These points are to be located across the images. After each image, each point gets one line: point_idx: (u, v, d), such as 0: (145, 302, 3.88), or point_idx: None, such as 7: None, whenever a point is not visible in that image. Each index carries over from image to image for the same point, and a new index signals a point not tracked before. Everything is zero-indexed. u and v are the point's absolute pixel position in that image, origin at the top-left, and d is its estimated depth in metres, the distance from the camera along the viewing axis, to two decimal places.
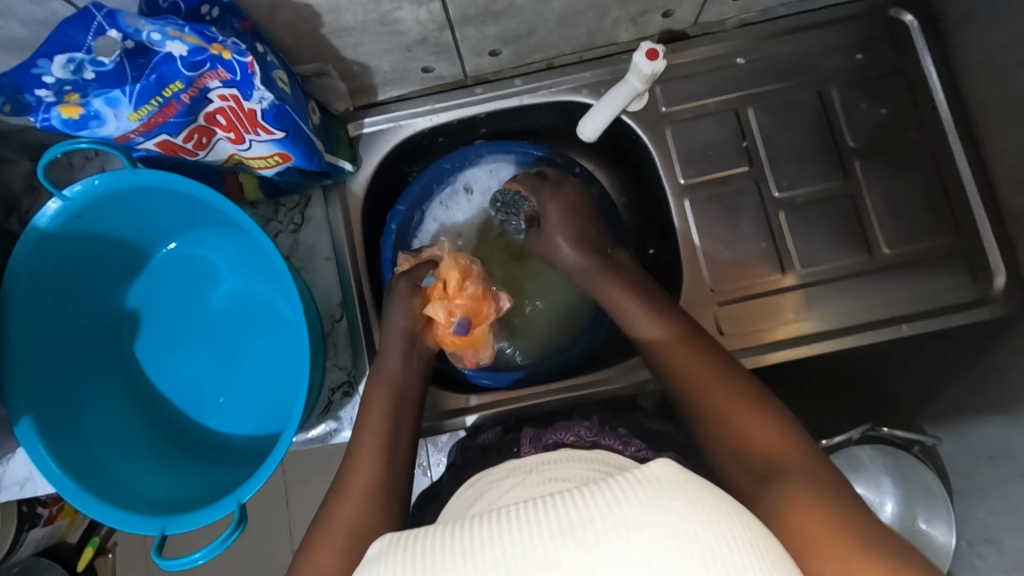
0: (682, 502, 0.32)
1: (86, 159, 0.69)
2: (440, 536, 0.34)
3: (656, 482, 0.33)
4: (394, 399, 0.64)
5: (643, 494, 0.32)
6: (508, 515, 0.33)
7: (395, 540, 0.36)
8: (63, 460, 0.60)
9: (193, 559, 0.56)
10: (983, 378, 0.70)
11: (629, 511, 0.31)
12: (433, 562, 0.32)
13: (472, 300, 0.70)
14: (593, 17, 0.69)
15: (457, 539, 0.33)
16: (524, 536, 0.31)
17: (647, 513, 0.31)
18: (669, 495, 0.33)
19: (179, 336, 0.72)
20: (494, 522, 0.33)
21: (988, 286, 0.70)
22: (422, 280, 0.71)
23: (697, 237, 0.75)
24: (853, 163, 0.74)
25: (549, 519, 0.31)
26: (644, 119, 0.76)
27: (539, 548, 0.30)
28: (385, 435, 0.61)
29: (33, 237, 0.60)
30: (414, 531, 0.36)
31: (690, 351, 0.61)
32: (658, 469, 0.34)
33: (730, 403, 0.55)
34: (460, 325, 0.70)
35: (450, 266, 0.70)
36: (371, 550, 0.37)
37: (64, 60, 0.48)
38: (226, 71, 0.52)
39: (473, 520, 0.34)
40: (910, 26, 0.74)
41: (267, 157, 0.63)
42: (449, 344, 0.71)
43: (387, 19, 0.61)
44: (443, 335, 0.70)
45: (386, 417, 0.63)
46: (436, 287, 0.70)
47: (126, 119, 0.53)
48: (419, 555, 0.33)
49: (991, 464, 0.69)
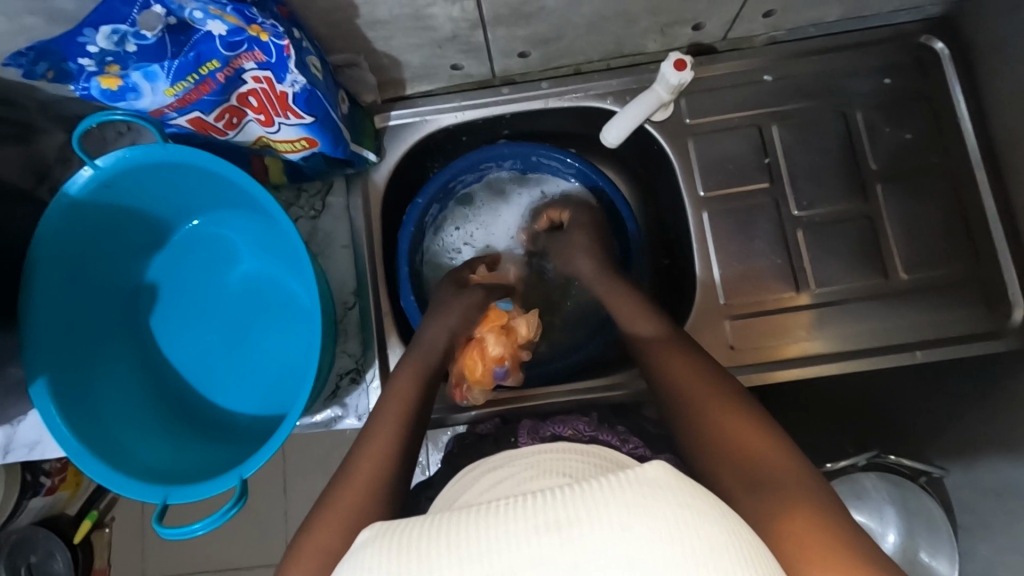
0: (673, 507, 0.32)
1: (119, 134, 0.71)
2: (429, 527, 0.34)
3: (643, 482, 0.33)
4: (420, 388, 0.64)
5: (631, 495, 0.32)
6: (496, 510, 0.33)
7: (384, 528, 0.36)
8: (72, 423, 0.61)
9: (192, 530, 0.57)
10: (995, 416, 0.69)
11: (613, 509, 0.31)
12: (423, 555, 0.32)
13: (519, 354, 0.76)
14: (622, 25, 0.70)
15: (442, 531, 0.33)
16: (511, 529, 0.31)
17: (632, 513, 0.31)
18: (658, 497, 0.32)
19: (194, 313, 0.73)
20: (482, 514, 0.33)
21: (1006, 318, 0.70)
22: (495, 303, 0.77)
23: (713, 249, 0.75)
24: (874, 187, 0.74)
25: (536, 515, 0.32)
26: (666, 129, 0.76)
27: (524, 542, 0.31)
28: (402, 425, 0.60)
29: (63, 203, 0.61)
30: (406, 519, 0.36)
31: (671, 348, 0.62)
32: (650, 471, 0.34)
33: (720, 403, 0.54)
34: (499, 369, 0.73)
35: (524, 320, 0.77)
36: (360, 535, 0.38)
37: (109, 31, 0.49)
38: (262, 53, 0.53)
39: (462, 511, 0.34)
40: (940, 53, 0.75)
41: (293, 141, 0.64)
42: (470, 362, 0.72)
43: (420, 14, 0.62)
44: (480, 359, 0.72)
45: (402, 399, 0.62)
46: (502, 319, 0.75)
47: (162, 94, 0.55)
48: (407, 542, 0.33)
49: (998, 500, 0.67)
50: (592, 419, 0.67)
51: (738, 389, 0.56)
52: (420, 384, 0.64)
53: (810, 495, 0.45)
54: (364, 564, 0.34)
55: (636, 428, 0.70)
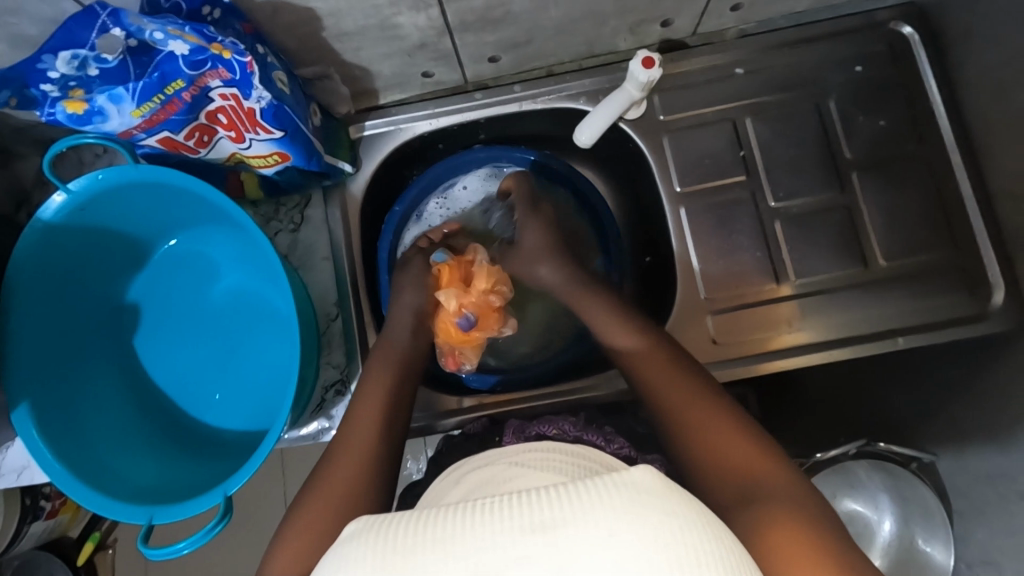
0: (659, 511, 0.32)
1: (96, 156, 0.71)
2: (415, 522, 0.33)
3: (635, 486, 0.33)
4: (392, 393, 0.63)
5: (618, 499, 0.32)
6: (486, 507, 0.32)
7: (372, 520, 0.36)
8: (55, 447, 0.61)
9: (177, 549, 0.57)
10: (982, 402, 0.68)
11: (605, 514, 0.31)
12: (404, 551, 0.32)
13: (488, 301, 0.73)
14: (590, 26, 0.69)
15: (433, 526, 0.32)
16: (498, 529, 0.31)
17: (622, 519, 0.31)
18: (646, 504, 0.32)
19: (176, 331, 0.73)
20: (468, 512, 0.33)
21: (987, 302, 0.69)
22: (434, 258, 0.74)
23: (692, 243, 0.75)
24: (850, 175, 0.74)
25: (523, 514, 0.32)
26: (641, 127, 0.77)
27: (512, 543, 0.31)
28: (384, 435, 0.60)
29: (38, 228, 0.61)
30: (392, 514, 0.35)
31: (663, 361, 0.61)
32: (640, 475, 0.34)
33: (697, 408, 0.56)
34: (468, 320, 0.71)
35: (480, 269, 0.74)
36: (349, 525, 0.37)
37: (69, 56, 0.50)
38: (226, 71, 0.54)
39: (451, 507, 0.33)
40: (910, 38, 0.74)
41: (265, 156, 0.64)
42: (444, 331, 0.72)
43: (386, 24, 0.62)
44: (448, 323, 0.71)
45: (377, 415, 0.60)
46: (444, 273, 0.72)
47: (129, 115, 0.55)
48: (390, 538, 0.33)
49: (989, 485, 0.67)
50: (579, 418, 0.67)
51: (715, 391, 0.57)
52: (394, 385, 0.63)
53: (794, 499, 0.46)
54: (350, 559, 0.34)
55: (624, 427, 0.70)
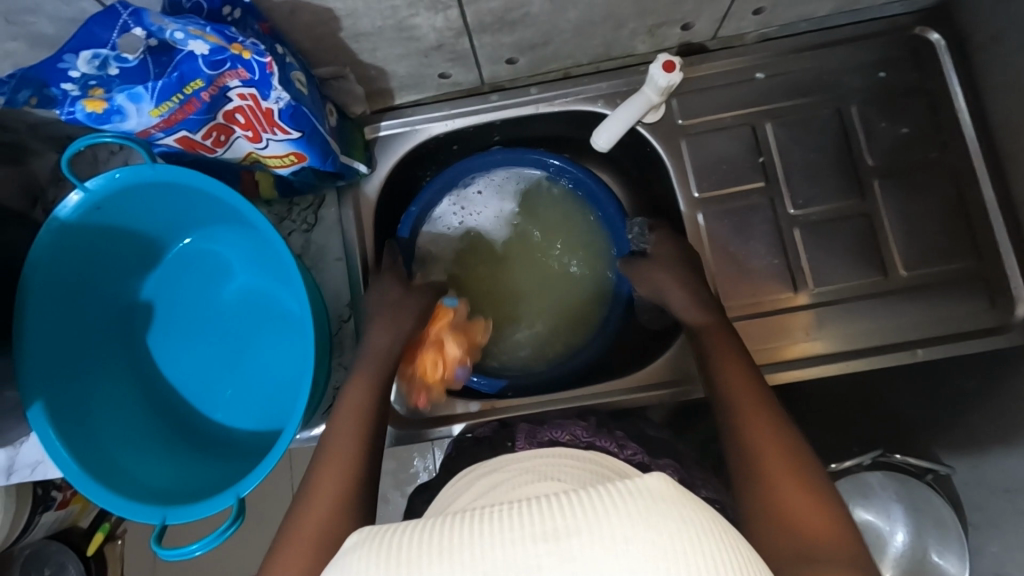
0: (672, 520, 0.32)
1: (111, 153, 0.71)
2: (420, 532, 0.33)
3: (648, 494, 0.32)
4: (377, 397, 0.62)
5: (631, 506, 0.31)
6: (492, 516, 0.32)
7: (372, 534, 0.35)
8: (69, 445, 0.61)
9: (190, 551, 0.57)
10: (1000, 415, 0.67)
11: (615, 522, 0.31)
12: (411, 562, 0.32)
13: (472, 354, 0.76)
14: (609, 28, 0.69)
15: (438, 536, 0.32)
16: (507, 538, 0.31)
17: (635, 527, 0.31)
18: (658, 511, 0.32)
19: (189, 330, 0.73)
20: (475, 521, 0.32)
21: (1010, 313, 0.69)
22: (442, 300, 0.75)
23: (709, 248, 0.74)
24: (871, 182, 0.73)
25: (531, 522, 0.31)
26: (658, 131, 0.76)
27: (521, 553, 0.30)
28: (370, 437, 0.60)
29: (54, 226, 0.61)
30: (393, 525, 0.35)
31: (728, 345, 0.63)
32: (652, 482, 0.33)
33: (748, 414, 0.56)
34: (458, 370, 0.73)
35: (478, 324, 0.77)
36: (349, 539, 0.37)
37: (90, 55, 0.49)
38: (246, 70, 0.53)
39: (457, 516, 0.33)
40: (936, 44, 0.73)
41: (282, 156, 0.63)
42: (431, 369, 0.71)
43: (403, 25, 0.62)
44: (440, 364, 0.71)
45: (362, 416, 0.61)
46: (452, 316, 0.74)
47: (148, 115, 0.54)
48: (395, 548, 0.33)
49: (1006, 497, 0.67)
50: (589, 423, 0.67)
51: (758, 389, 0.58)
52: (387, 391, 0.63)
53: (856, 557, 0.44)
54: (354, 568, 0.33)
55: (635, 432, 0.68)
